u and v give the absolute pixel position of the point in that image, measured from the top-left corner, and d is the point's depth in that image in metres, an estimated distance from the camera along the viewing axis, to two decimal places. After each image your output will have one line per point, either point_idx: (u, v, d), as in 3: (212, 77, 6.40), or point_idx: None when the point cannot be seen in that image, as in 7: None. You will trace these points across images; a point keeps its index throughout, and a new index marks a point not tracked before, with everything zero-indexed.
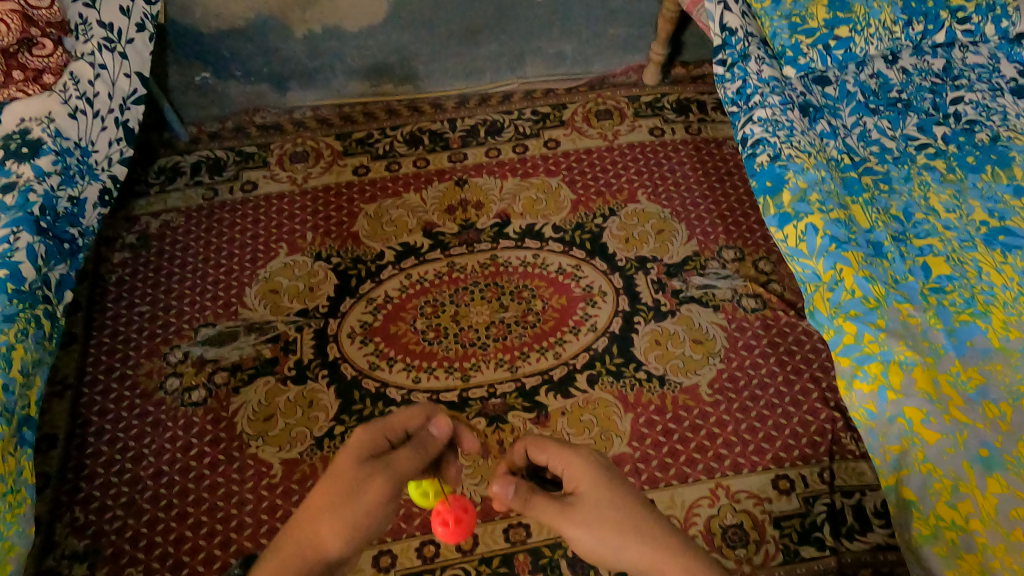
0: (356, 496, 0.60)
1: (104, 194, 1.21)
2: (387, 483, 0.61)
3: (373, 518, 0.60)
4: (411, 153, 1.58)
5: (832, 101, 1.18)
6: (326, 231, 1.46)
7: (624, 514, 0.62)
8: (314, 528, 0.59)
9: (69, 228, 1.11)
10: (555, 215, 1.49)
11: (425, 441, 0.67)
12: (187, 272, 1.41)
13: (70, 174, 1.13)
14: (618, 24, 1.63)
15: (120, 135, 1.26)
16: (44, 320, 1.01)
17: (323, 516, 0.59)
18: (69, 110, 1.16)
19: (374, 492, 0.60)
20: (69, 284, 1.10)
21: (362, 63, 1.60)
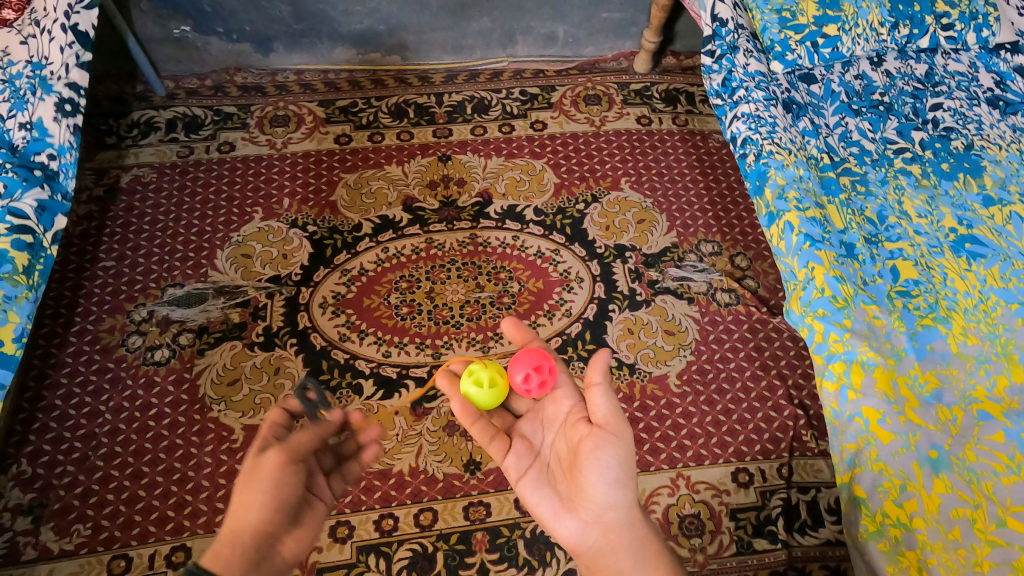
0: (256, 471, 0.71)
1: (66, 105, 1.12)
2: (278, 450, 0.73)
3: (274, 477, 0.71)
4: (395, 124, 1.55)
5: (816, 100, 1.19)
6: (304, 199, 1.44)
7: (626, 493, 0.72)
8: (233, 514, 0.69)
9: (36, 155, 1.06)
10: (537, 197, 1.49)
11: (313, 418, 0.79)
12: (157, 231, 1.38)
13: (20, 97, 1.09)
14: (612, 9, 1.61)
15: (71, 39, 1.17)
16: (11, 253, 0.96)
17: (237, 501, 0.70)
18: (21, 40, 1.14)
19: (265, 459, 0.72)
20: (57, 210, 1.05)
21: (350, 29, 1.56)
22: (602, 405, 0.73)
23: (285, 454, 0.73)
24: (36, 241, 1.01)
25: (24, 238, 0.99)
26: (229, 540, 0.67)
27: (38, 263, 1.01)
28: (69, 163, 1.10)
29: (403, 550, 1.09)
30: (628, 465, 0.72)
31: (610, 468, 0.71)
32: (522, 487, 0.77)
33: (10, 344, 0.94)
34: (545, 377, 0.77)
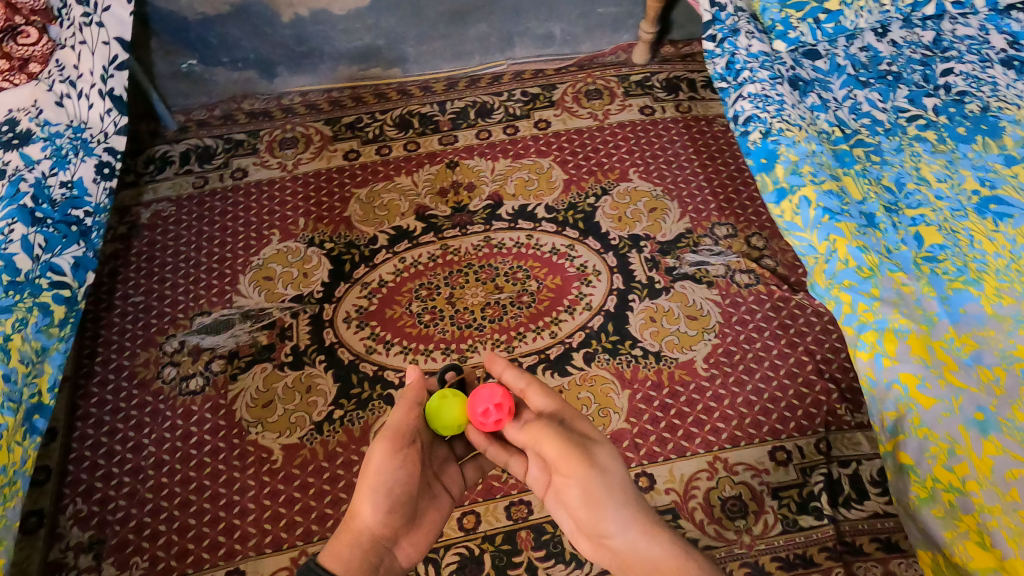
0: (368, 466, 0.77)
1: (105, 168, 1.17)
2: (385, 443, 0.78)
3: (386, 475, 0.76)
4: (401, 136, 1.57)
5: (822, 75, 1.18)
6: (318, 217, 1.45)
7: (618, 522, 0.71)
8: (352, 512, 0.76)
9: (74, 210, 1.08)
10: (548, 194, 1.49)
11: (404, 395, 0.83)
12: (180, 262, 1.41)
13: (62, 156, 1.11)
14: (607, 4, 1.62)
15: (110, 106, 1.21)
16: (53, 307, 1.00)
17: (355, 498, 0.76)
18: (54, 97, 1.15)
19: (375, 454, 0.77)
20: (88, 265, 1.08)
21: (349, 47, 1.57)
22: (545, 446, 0.75)
23: (393, 447, 0.78)
24: (72, 295, 1.04)
25: (62, 293, 1.02)
26: (349, 540, 0.74)
27: (71, 316, 1.04)
28: (102, 221, 1.14)
29: (451, 555, 1.10)
30: (606, 492, 0.71)
31: (579, 504, 0.73)
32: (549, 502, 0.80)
33: (48, 395, 0.97)
34: (501, 416, 0.76)
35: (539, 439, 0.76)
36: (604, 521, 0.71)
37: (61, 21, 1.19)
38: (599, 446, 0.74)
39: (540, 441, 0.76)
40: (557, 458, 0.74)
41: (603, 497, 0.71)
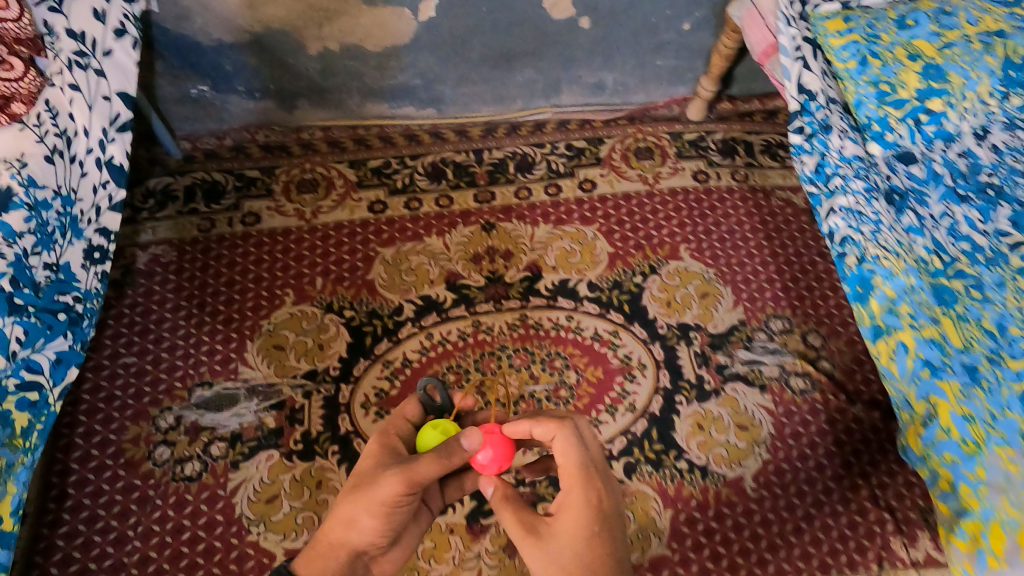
0: (370, 492, 0.73)
1: (95, 252, 1.03)
2: (396, 482, 0.71)
3: (382, 507, 0.73)
4: (433, 188, 1.44)
5: (918, 184, 1.05)
6: (338, 278, 1.32)
7: None
8: (338, 523, 0.75)
9: (62, 296, 0.94)
10: (590, 269, 1.37)
11: (450, 449, 0.71)
12: (179, 319, 1.27)
13: (47, 233, 0.93)
14: (667, 56, 1.45)
15: (104, 177, 1.07)
16: (15, 416, 0.84)
17: (344, 513, 0.75)
18: (46, 151, 0.95)
19: (380, 488, 0.72)
20: (71, 360, 0.94)
21: (381, 84, 1.40)
22: (513, 523, 0.72)
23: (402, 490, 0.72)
24: (41, 397, 0.88)
25: (29, 396, 0.86)
26: (322, 552, 0.75)
27: (38, 422, 0.88)
28: (93, 308, 1.01)
29: None
30: None
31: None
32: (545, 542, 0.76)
33: (9, 519, 0.81)
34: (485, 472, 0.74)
35: (507, 520, 0.72)
36: None
37: (47, 51, 0.98)
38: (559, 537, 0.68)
39: (509, 517, 0.72)
40: (519, 538, 0.71)
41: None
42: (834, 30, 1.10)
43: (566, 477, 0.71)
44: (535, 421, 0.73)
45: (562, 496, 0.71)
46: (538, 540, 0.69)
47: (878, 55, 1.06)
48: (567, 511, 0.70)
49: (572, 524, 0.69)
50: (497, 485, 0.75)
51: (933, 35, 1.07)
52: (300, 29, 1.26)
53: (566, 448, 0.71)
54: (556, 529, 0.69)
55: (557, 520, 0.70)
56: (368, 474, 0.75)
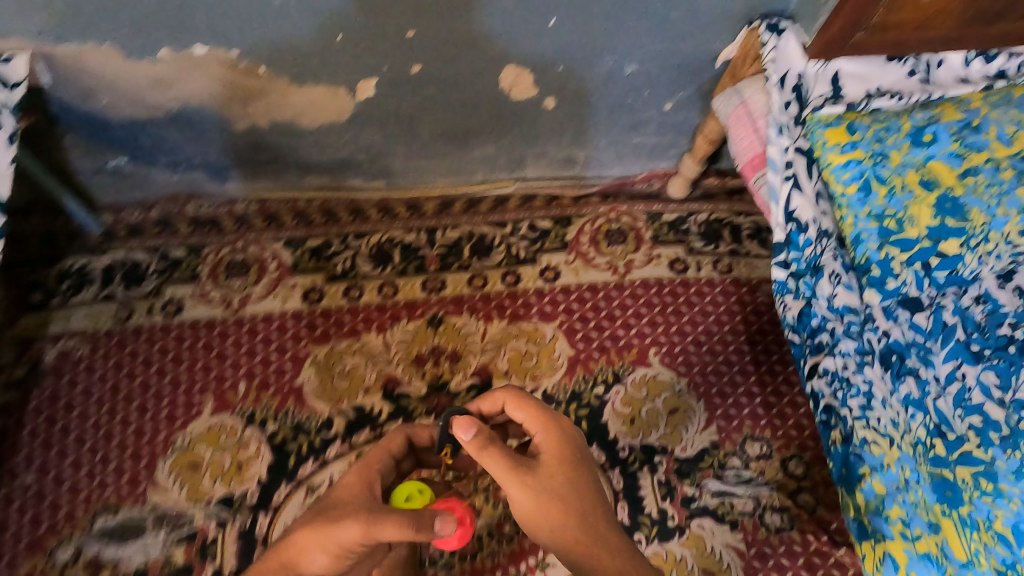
0: (334, 528, 0.78)
1: None
2: (361, 524, 0.77)
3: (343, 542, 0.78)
4: (377, 274, 1.29)
5: (922, 338, 0.93)
6: (262, 383, 1.19)
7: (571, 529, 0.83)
8: (296, 547, 0.81)
9: None
10: (547, 377, 1.23)
11: (423, 521, 0.78)
12: (86, 429, 1.13)
13: None
14: (646, 134, 1.29)
15: None
16: None
17: (303, 539, 0.81)
18: None
19: (346, 530, 0.77)
20: None
21: (322, 159, 1.25)
22: (498, 462, 0.82)
23: (364, 535, 0.78)
24: None
25: None
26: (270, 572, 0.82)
27: None
28: None
29: None
30: (551, 510, 0.82)
31: (535, 519, 0.83)
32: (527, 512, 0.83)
33: None
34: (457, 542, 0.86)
35: (493, 461, 0.82)
36: (560, 528, 0.82)
37: None
38: (532, 483, 0.82)
39: (495, 457, 0.81)
40: (505, 474, 0.82)
41: (548, 510, 0.82)
42: (835, 145, 0.97)
43: (534, 423, 0.89)
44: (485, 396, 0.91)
45: (537, 437, 0.88)
46: (525, 480, 0.82)
47: (883, 182, 0.93)
48: (546, 447, 0.87)
49: (551, 454, 0.86)
50: (475, 435, 0.80)
51: (954, 156, 0.91)
52: (223, 107, 1.10)
53: (525, 404, 0.89)
54: (539, 467, 0.84)
55: (540, 455, 0.86)
56: (337, 504, 0.82)
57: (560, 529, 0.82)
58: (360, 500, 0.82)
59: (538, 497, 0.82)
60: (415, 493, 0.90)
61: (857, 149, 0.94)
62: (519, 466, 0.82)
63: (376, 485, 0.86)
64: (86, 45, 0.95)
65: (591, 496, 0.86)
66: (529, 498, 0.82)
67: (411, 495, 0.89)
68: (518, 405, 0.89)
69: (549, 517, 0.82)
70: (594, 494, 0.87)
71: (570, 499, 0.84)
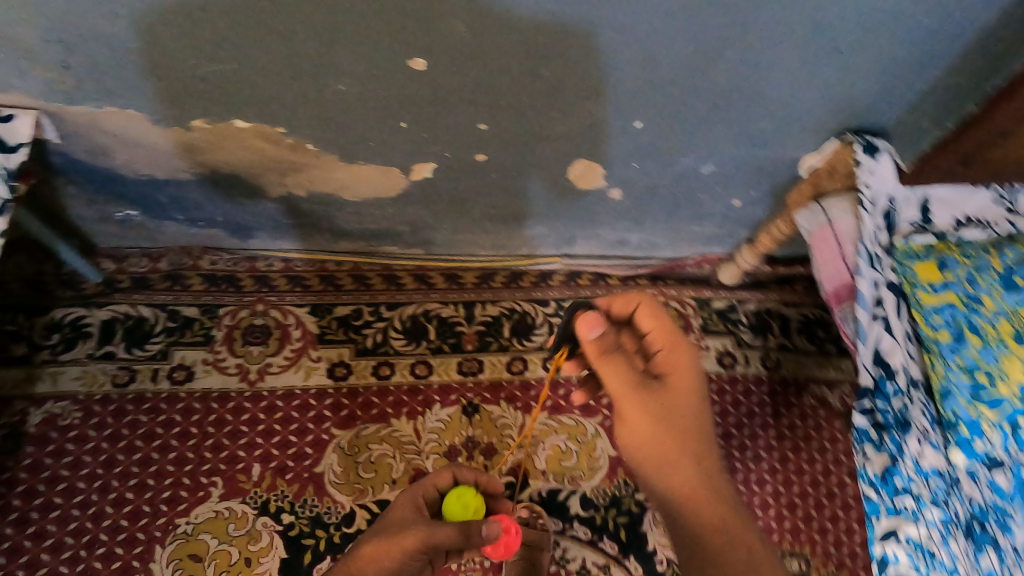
0: (398, 539, 0.87)
1: None
2: (418, 538, 0.86)
3: (404, 551, 0.86)
4: (411, 350, 1.21)
5: (1002, 501, 0.87)
6: (279, 468, 1.11)
7: (681, 459, 0.84)
8: (358, 557, 0.87)
9: None
10: (586, 478, 1.18)
11: (469, 530, 0.87)
12: (72, 508, 1.06)
13: None
14: (706, 223, 1.20)
15: None
16: None
17: (368, 545, 0.88)
18: None
19: (406, 537, 0.86)
20: None
21: (360, 228, 1.16)
22: (616, 370, 0.84)
23: (419, 547, 0.86)
24: None
25: None
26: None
27: None
28: None
29: None
30: (664, 436, 0.84)
31: (641, 441, 0.85)
32: (632, 433, 0.85)
33: None
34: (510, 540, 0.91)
35: (615, 378, 0.85)
36: (668, 462, 0.84)
37: None
38: (653, 399, 0.84)
39: (619, 361, 0.84)
40: (622, 387, 0.85)
41: (657, 432, 0.84)
42: (926, 282, 0.94)
43: (659, 336, 0.88)
44: (616, 297, 0.90)
45: (660, 354, 0.88)
46: (644, 392, 0.84)
47: (978, 333, 0.90)
48: (672, 370, 0.87)
49: (675, 377, 0.87)
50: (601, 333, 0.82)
51: None
52: (257, 175, 1.00)
53: (659, 318, 0.88)
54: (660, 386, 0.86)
55: (664, 372, 0.87)
56: (395, 522, 0.91)
57: (670, 452, 0.84)
58: (411, 513, 0.92)
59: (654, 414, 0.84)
60: (467, 498, 0.95)
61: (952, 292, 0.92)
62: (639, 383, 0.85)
63: (425, 509, 0.94)
64: (106, 107, 0.85)
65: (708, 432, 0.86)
66: (642, 416, 0.84)
67: (467, 502, 0.94)
68: (650, 312, 0.89)
69: (657, 442, 0.84)
70: (711, 434, 0.86)
71: (685, 431, 0.84)
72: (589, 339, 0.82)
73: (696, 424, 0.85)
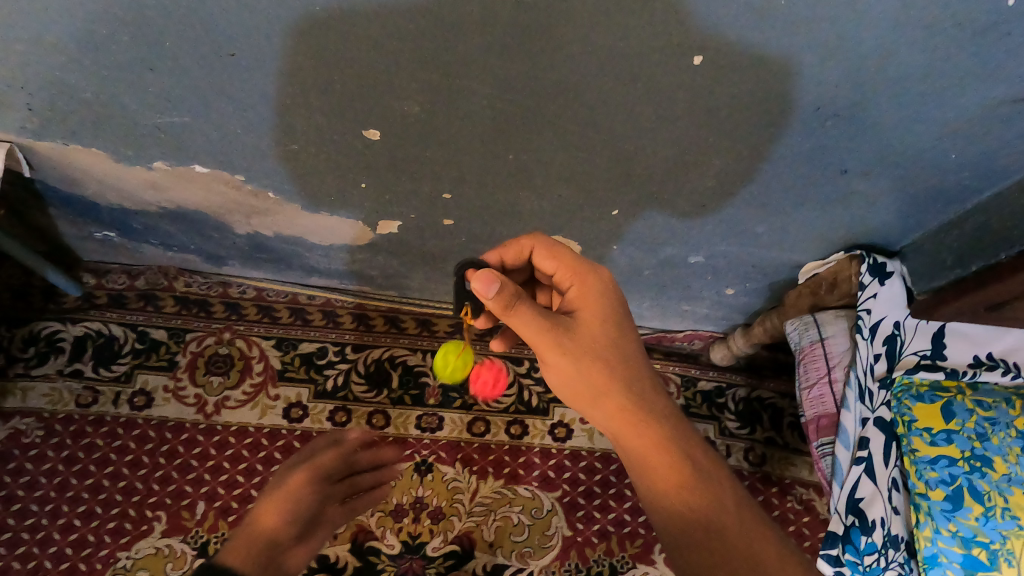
0: (285, 485, 0.91)
1: None
2: (306, 473, 0.94)
3: (294, 492, 0.90)
4: (371, 399, 1.17)
5: None
6: (223, 508, 1.11)
7: (622, 399, 0.71)
8: (258, 510, 0.88)
9: None
10: (537, 557, 1.12)
11: (348, 453, 1.01)
12: (22, 530, 1.07)
13: None
14: (699, 306, 1.12)
15: None
16: None
17: (262, 501, 0.90)
18: None
19: (295, 476, 0.93)
20: None
21: (332, 268, 1.11)
22: (530, 323, 0.66)
23: (310, 478, 0.93)
24: None
25: None
26: (241, 543, 0.83)
27: None
28: None
29: None
30: (599, 378, 0.70)
31: (576, 387, 0.71)
32: (564, 381, 0.71)
33: None
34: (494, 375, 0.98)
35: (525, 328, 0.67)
36: (606, 401, 0.71)
37: None
38: (576, 345, 0.69)
39: (528, 314, 0.66)
40: (539, 336, 0.68)
41: (590, 374, 0.70)
42: (924, 430, 0.88)
43: (564, 276, 0.71)
44: (504, 244, 0.73)
45: (569, 293, 0.71)
46: (562, 343, 0.68)
47: (980, 499, 0.85)
48: (585, 304, 0.71)
49: (590, 314, 0.70)
50: (501, 287, 0.63)
51: None
52: (222, 216, 0.97)
53: (555, 250, 0.71)
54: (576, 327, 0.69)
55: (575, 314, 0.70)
56: (280, 478, 0.94)
57: (606, 391, 0.70)
58: (298, 461, 0.98)
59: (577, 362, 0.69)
60: (453, 358, 0.76)
61: (953, 446, 0.87)
62: (555, 329, 0.67)
63: (320, 456, 0.98)
64: (71, 145, 0.83)
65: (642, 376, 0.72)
66: (570, 364, 0.69)
67: (456, 363, 0.76)
68: (546, 250, 0.71)
69: (593, 386, 0.70)
70: (645, 361, 0.73)
71: (619, 367, 0.70)
72: (488, 296, 0.63)
73: (630, 358, 0.71)
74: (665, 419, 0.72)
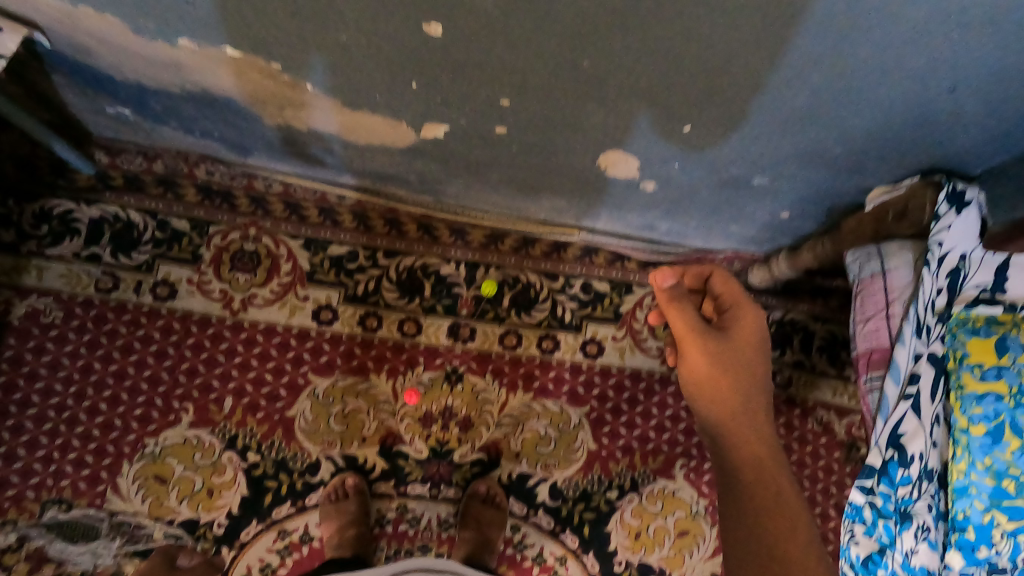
0: None
1: None
2: None
3: None
4: (402, 306, 1.16)
5: None
6: (251, 405, 1.12)
7: (738, 396, 0.77)
8: None
9: None
10: (561, 469, 1.14)
11: None
12: (49, 408, 1.08)
13: None
14: (748, 227, 1.07)
15: None
16: None
17: None
18: None
19: None
20: None
21: (365, 168, 1.05)
22: (679, 317, 0.79)
23: None
24: None
25: None
26: None
27: None
28: None
29: None
30: (721, 376, 0.76)
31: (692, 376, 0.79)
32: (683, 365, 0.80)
33: None
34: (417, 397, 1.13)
35: (678, 314, 0.79)
36: (722, 399, 0.77)
37: None
38: (717, 346, 0.77)
39: (684, 314, 0.79)
40: (686, 331, 0.78)
41: (718, 366, 0.77)
42: (975, 366, 0.88)
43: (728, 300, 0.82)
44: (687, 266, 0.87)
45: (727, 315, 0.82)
46: (703, 341, 0.77)
47: (1019, 433, 0.86)
48: (739, 326, 0.80)
49: (743, 331, 0.79)
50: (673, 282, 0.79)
51: None
52: (250, 105, 0.90)
53: (728, 280, 0.83)
54: (725, 338, 0.78)
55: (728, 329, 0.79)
56: None
57: (725, 390, 0.77)
58: None
59: (714, 366, 0.77)
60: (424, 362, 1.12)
61: (1002, 381, 0.87)
62: (699, 330, 0.78)
63: None
64: (79, 7, 0.74)
65: (762, 410, 0.78)
66: (705, 356, 0.77)
67: None
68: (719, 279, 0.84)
69: (716, 385, 0.77)
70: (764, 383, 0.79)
71: (741, 380, 0.77)
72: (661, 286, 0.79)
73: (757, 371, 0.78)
74: (763, 421, 0.77)
